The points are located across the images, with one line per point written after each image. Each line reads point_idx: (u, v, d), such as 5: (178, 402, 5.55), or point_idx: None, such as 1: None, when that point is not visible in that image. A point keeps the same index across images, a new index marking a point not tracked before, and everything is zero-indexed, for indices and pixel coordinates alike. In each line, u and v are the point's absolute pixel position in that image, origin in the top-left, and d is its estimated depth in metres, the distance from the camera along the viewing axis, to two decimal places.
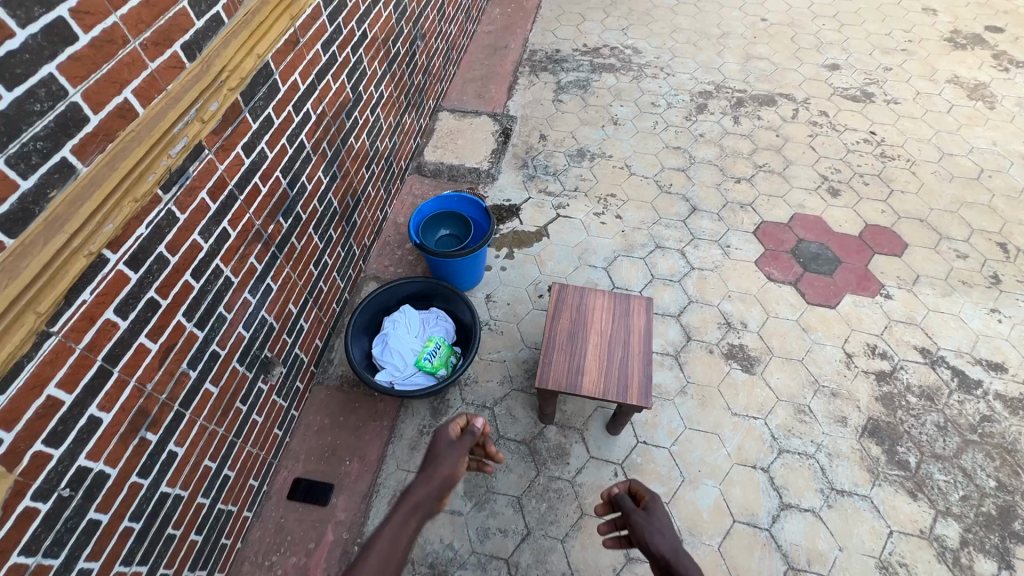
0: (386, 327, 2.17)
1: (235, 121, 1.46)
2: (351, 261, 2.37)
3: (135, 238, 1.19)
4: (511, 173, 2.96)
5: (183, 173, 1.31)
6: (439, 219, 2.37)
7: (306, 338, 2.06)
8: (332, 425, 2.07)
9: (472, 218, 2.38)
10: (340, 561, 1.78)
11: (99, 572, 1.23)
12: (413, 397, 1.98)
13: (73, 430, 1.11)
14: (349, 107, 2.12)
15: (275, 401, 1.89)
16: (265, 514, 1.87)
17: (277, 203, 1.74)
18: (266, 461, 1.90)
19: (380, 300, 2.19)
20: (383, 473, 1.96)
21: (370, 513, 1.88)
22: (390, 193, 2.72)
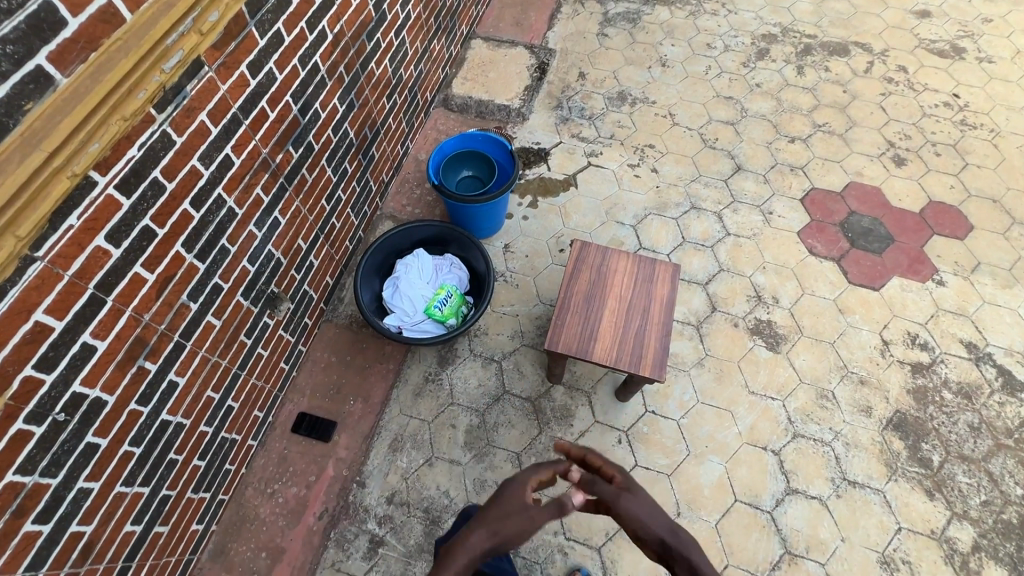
0: (398, 270, 2.11)
1: (240, 36, 1.33)
2: (367, 197, 2.28)
3: (125, 161, 1.11)
4: (543, 114, 2.75)
5: (180, 92, 1.20)
6: (461, 158, 2.21)
7: (316, 275, 2.01)
8: (339, 364, 2.06)
9: (496, 159, 2.22)
10: (338, 496, 1.83)
11: (99, 492, 1.27)
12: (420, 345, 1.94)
13: (66, 357, 1.09)
14: (371, 27, 1.94)
15: (281, 336, 1.88)
16: (270, 444, 1.92)
17: (287, 130, 1.62)
18: (272, 394, 1.92)
19: (393, 241, 2.11)
20: (386, 416, 1.97)
21: (370, 453, 1.90)
22: (412, 127, 2.56)
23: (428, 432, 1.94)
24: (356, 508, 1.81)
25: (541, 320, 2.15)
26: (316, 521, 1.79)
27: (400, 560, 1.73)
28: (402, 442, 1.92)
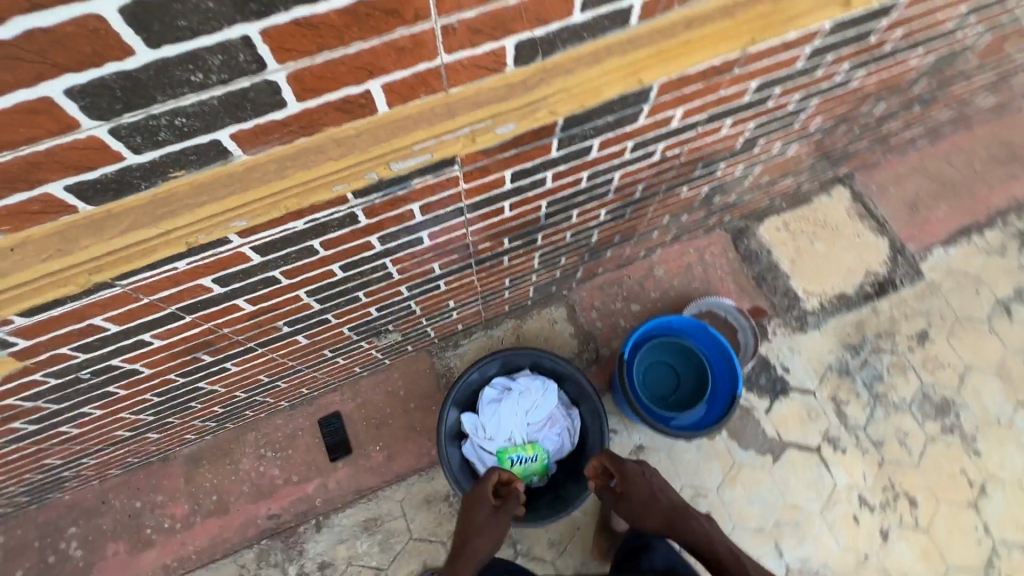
0: (520, 384, 1.75)
1: (530, 146, 0.92)
2: (562, 280, 1.86)
3: (281, 230, 0.84)
4: (827, 339, 1.97)
5: (402, 183, 0.86)
6: (680, 351, 1.68)
7: (446, 322, 1.74)
8: (400, 403, 1.86)
9: (710, 389, 1.64)
10: (296, 515, 1.73)
11: (100, 415, 1.23)
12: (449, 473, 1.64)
13: (112, 345, 0.96)
14: (720, 157, 1.38)
15: (369, 353, 1.68)
16: (295, 414, 1.83)
17: (515, 226, 1.24)
18: (328, 381, 1.79)
19: (541, 360, 1.73)
20: (388, 490, 1.76)
21: (348, 508, 1.74)
22: (676, 238, 1.99)
23: (402, 544, 1.70)
24: (296, 540, 1.70)
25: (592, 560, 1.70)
26: (265, 516, 1.72)
27: None
28: (376, 528, 1.72)
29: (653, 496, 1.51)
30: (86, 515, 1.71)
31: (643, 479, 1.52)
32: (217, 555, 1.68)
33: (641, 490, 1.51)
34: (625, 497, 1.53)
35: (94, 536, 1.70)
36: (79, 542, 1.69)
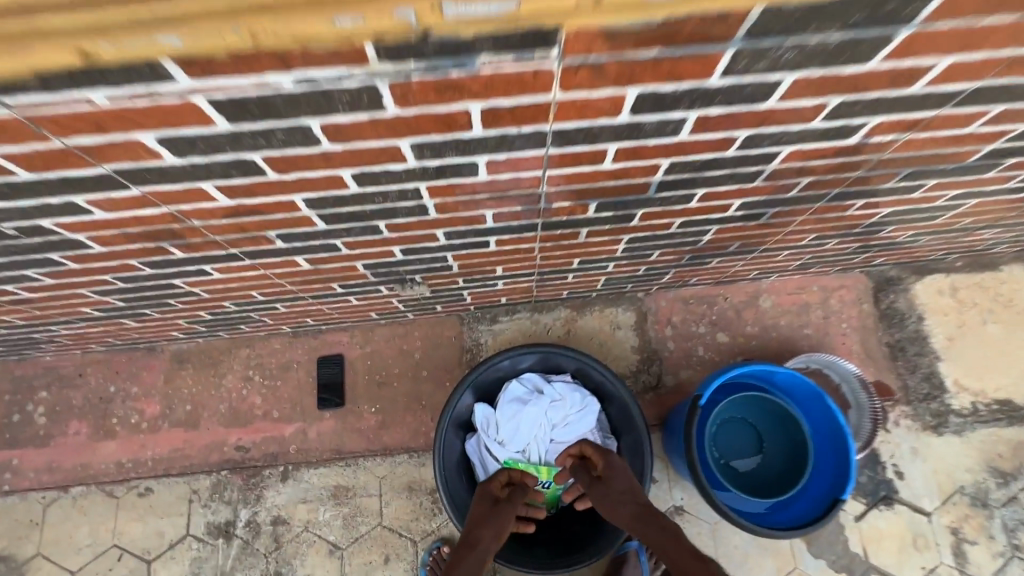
0: (555, 392, 1.40)
1: (682, 51, 0.55)
2: (642, 281, 1.48)
3: (256, 84, 0.53)
4: (967, 453, 1.48)
5: (462, 57, 0.52)
6: (782, 431, 1.23)
7: (488, 292, 1.41)
8: (412, 367, 1.58)
9: (794, 499, 1.15)
10: (265, 455, 1.51)
11: (53, 283, 1.02)
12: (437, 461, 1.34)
13: (33, 199, 0.72)
14: (933, 168, 0.93)
15: (389, 302, 1.39)
16: (297, 343, 1.61)
17: (612, 189, 0.87)
18: (339, 319, 1.53)
19: (593, 373, 1.39)
20: (370, 461, 1.50)
21: (322, 466, 1.50)
22: (801, 268, 1.54)
23: (367, 527, 1.45)
24: (257, 484, 1.48)
25: None
26: (233, 446, 1.52)
27: (213, 572, 1.41)
28: (346, 499, 1.47)
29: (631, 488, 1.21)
30: (60, 383, 1.58)
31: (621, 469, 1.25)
32: (173, 470, 1.50)
33: (615, 478, 1.23)
34: (596, 486, 1.24)
35: (62, 408, 1.56)
36: (46, 410, 1.56)
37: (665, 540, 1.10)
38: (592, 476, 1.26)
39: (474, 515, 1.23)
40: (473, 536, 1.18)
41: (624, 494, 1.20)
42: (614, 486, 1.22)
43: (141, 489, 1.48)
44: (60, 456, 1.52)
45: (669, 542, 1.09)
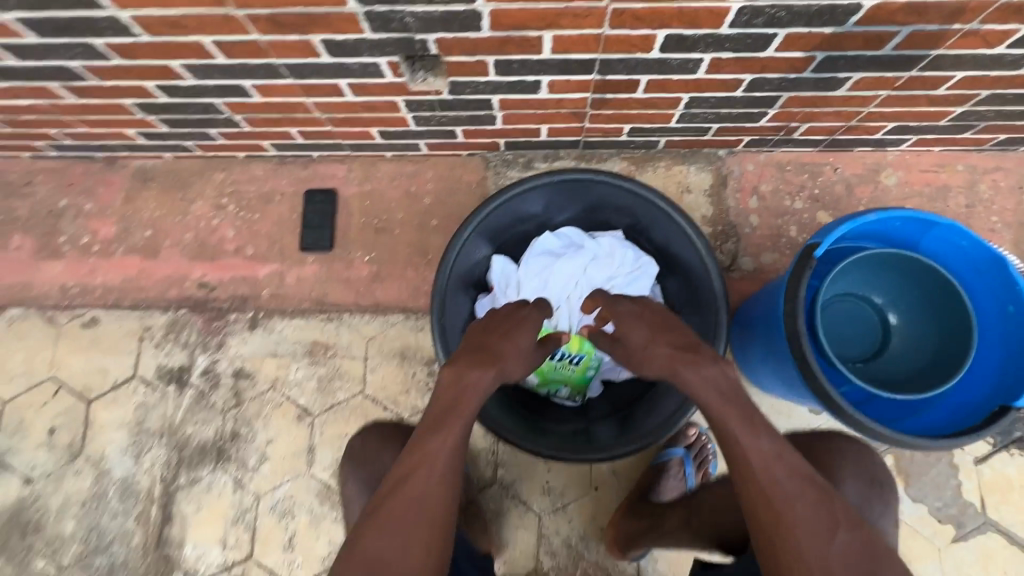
0: (599, 247, 1.06)
1: None
2: (735, 119, 1.09)
3: None
4: None
5: None
6: (919, 318, 0.87)
7: (527, 107, 1.06)
8: (419, 214, 1.26)
9: (934, 412, 0.81)
10: (233, 297, 1.23)
11: None
12: (433, 304, 0.99)
13: None
14: None
15: (396, 105, 1.05)
16: (283, 171, 1.30)
17: None
18: (334, 138, 1.20)
19: (657, 219, 1.02)
20: (358, 318, 1.21)
21: (300, 317, 1.22)
22: (954, 130, 1.13)
23: (346, 394, 1.18)
24: (220, 328, 1.22)
25: (598, 541, 1.09)
26: (196, 282, 1.24)
27: (160, 422, 1.17)
28: (324, 359, 1.19)
29: (654, 340, 0.88)
30: (3, 190, 1.31)
31: (643, 320, 0.91)
32: (125, 302, 1.24)
33: (631, 333, 0.91)
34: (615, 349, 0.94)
35: (4, 218, 1.30)
36: None
37: (709, 398, 0.79)
38: (613, 337, 0.95)
39: (515, 333, 0.91)
40: (499, 353, 0.87)
41: (646, 346, 0.88)
42: (631, 343, 0.90)
43: (86, 319, 1.23)
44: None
45: (711, 401, 0.79)
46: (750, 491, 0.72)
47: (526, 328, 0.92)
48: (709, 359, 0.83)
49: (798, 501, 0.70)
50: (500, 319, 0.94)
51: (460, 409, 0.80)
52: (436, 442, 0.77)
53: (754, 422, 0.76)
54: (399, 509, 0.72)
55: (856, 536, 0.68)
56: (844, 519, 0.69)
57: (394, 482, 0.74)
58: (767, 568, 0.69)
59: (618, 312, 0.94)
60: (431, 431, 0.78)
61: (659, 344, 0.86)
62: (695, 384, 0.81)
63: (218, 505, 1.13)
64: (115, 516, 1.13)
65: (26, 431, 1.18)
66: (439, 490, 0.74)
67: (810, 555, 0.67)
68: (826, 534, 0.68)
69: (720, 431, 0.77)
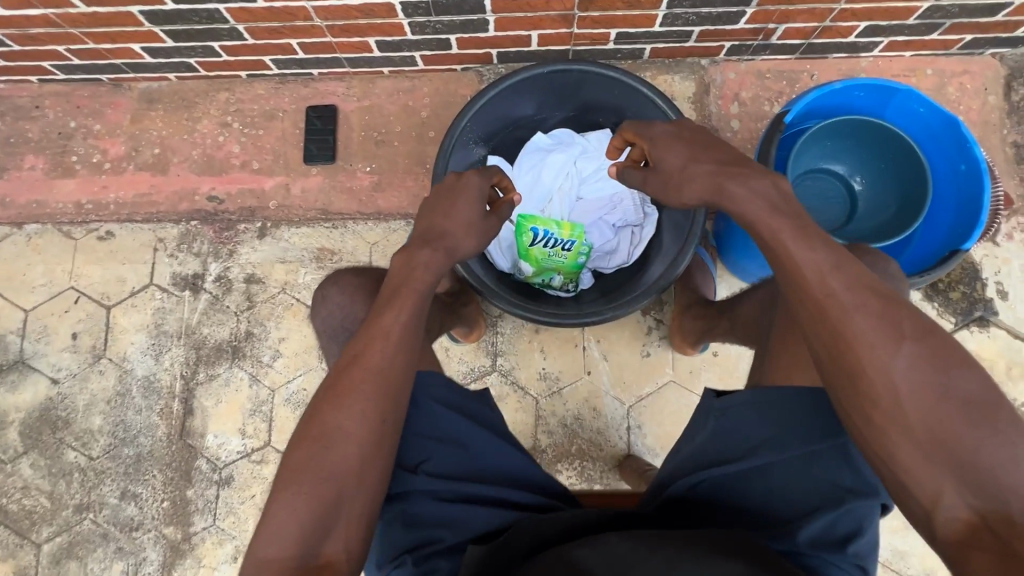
0: (589, 142, 1.12)
1: None
2: (715, 19, 1.15)
3: None
4: None
5: None
6: (881, 182, 0.95)
7: (518, 10, 1.11)
8: (417, 127, 1.32)
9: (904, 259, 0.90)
10: (241, 209, 1.30)
11: None
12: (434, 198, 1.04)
13: None
14: None
15: (392, 10, 1.10)
16: (285, 90, 1.35)
17: None
18: (333, 52, 1.25)
19: (643, 109, 1.07)
20: (362, 224, 1.28)
21: (308, 225, 1.28)
22: (923, 30, 1.19)
23: None
24: (230, 238, 1.28)
25: (592, 420, 1.17)
26: (205, 195, 1.30)
27: (178, 324, 1.24)
28: (331, 263, 1.26)
29: (692, 158, 0.79)
30: (14, 113, 1.35)
31: (677, 142, 0.82)
32: (138, 216, 1.30)
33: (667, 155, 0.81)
34: (649, 180, 0.85)
35: (16, 139, 1.34)
36: None
37: (758, 213, 0.73)
38: (642, 172, 0.87)
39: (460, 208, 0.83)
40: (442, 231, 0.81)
41: (685, 167, 0.79)
42: (668, 168, 0.81)
43: (102, 233, 1.29)
44: (14, 190, 1.32)
45: (762, 216, 0.72)
46: (812, 321, 0.68)
47: (468, 200, 0.84)
48: (758, 173, 0.75)
49: (861, 317, 0.64)
50: (452, 187, 0.85)
51: (408, 289, 0.76)
52: (389, 317, 0.74)
53: (811, 236, 0.69)
54: (357, 384, 0.70)
55: (932, 351, 0.62)
56: (912, 332, 0.63)
57: (348, 360, 0.72)
58: (846, 401, 0.65)
59: (649, 137, 0.86)
60: (381, 308, 0.75)
61: (697, 164, 0.78)
62: (742, 197, 0.73)
63: (236, 398, 1.21)
64: (139, 411, 1.21)
65: (49, 336, 1.25)
66: (394, 366, 0.72)
67: (874, 377, 0.62)
68: (891, 349, 0.62)
69: (770, 241, 0.71)
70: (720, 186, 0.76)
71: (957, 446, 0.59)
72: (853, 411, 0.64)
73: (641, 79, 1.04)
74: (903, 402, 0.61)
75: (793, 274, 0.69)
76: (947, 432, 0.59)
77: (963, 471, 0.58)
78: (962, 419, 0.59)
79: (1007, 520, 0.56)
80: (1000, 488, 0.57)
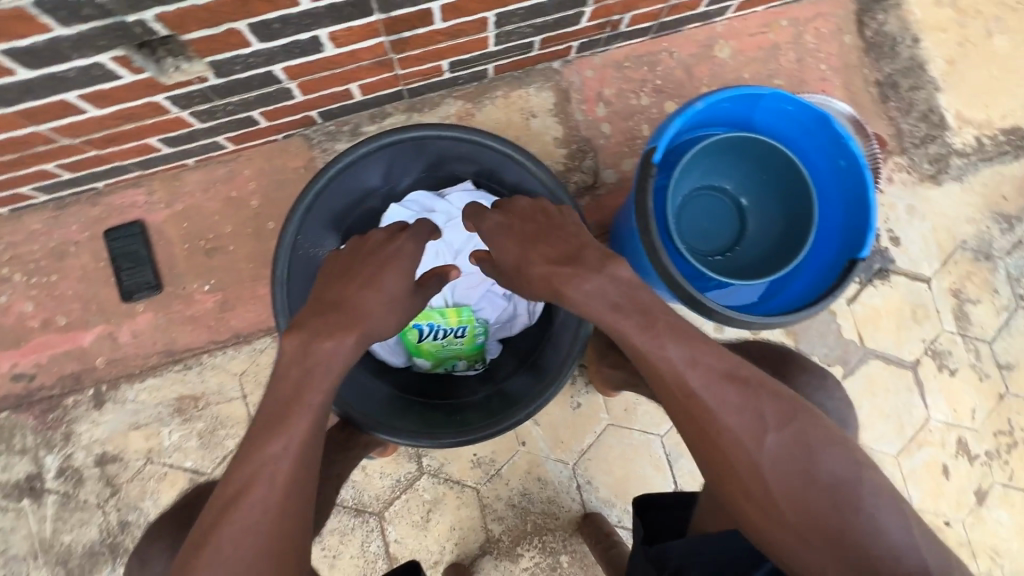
0: (452, 206, 0.99)
1: None
2: (555, 25, 0.99)
3: None
4: (971, 200, 1.21)
5: None
6: (767, 194, 0.89)
7: (322, 70, 0.90)
8: (250, 221, 1.09)
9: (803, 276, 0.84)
10: (62, 379, 1.04)
11: None
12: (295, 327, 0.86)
13: None
14: None
15: (161, 107, 0.86)
16: (69, 215, 1.07)
17: None
18: (109, 163, 0.99)
19: (499, 161, 0.93)
20: (220, 355, 1.07)
21: (154, 374, 1.06)
22: None
23: (235, 442, 1.06)
24: (60, 417, 1.04)
25: (539, 491, 1.09)
26: (7, 376, 1.04)
27: (28, 543, 1.01)
28: (197, 412, 1.06)
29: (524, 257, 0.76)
30: None
31: (509, 234, 0.79)
32: None
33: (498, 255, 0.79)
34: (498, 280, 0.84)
35: None
36: None
37: (602, 311, 0.69)
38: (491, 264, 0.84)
39: (359, 274, 0.77)
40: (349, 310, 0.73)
41: (520, 268, 0.76)
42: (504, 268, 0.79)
43: None
44: None
45: (603, 313, 0.69)
46: (682, 422, 0.65)
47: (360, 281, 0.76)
48: (591, 270, 0.71)
49: (728, 414, 0.62)
50: (365, 256, 0.80)
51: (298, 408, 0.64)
52: (275, 448, 0.61)
53: (675, 329, 0.66)
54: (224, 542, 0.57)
55: (796, 437, 0.61)
56: (774, 420, 0.62)
57: (219, 512, 0.59)
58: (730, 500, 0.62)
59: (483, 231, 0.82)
60: (270, 429, 0.62)
61: (531, 261, 0.75)
62: (580, 301, 0.70)
63: None
64: None
65: None
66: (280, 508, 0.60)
67: (747, 474, 0.60)
68: (758, 443, 0.61)
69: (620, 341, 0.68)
70: (557, 288, 0.72)
71: (833, 530, 0.57)
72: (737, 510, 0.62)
73: (486, 131, 0.89)
74: (775, 496, 0.59)
75: (642, 361, 0.66)
76: (818, 514, 0.58)
77: (840, 557, 0.56)
78: (832, 505, 0.58)
79: None
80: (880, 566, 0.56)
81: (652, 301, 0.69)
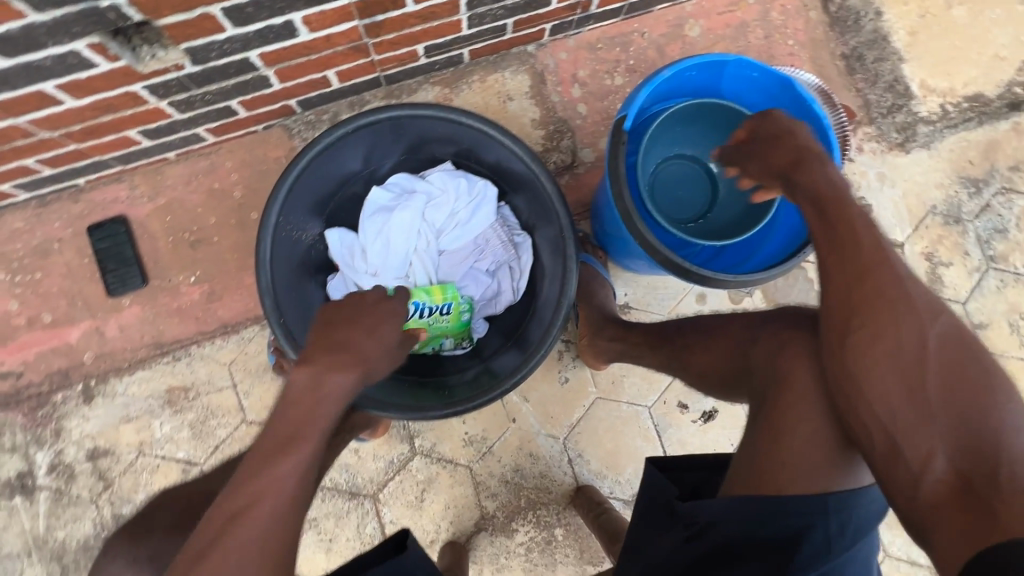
0: (432, 186, 1.00)
1: None
2: (526, 7, 1.02)
3: None
4: (939, 166, 1.25)
5: None
6: None
7: (299, 56, 0.92)
8: (234, 212, 1.10)
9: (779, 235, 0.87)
10: (50, 375, 1.05)
11: None
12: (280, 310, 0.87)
13: None
14: None
15: (140, 97, 0.87)
16: (51, 212, 1.07)
17: None
18: (90, 157, 1.00)
19: (479, 142, 0.94)
20: (208, 346, 1.07)
21: (143, 368, 1.06)
22: None
23: (227, 431, 1.06)
24: (50, 414, 1.04)
25: (532, 466, 1.11)
26: None
27: (21, 540, 1.01)
28: (187, 403, 1.06)
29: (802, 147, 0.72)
30: None
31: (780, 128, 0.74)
32: None
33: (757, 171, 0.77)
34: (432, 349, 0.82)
35: None
36: None
37: (823, 197, 0.67)
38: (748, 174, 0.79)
39: (364, 319, 0.73)
40: (354, 354, 0.69)
41: (785, 147, 0.73)
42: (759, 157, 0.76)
43: None
44: None
45: (817, 189, 0.68)
46: (854, 273, 0.62)
47: (358, 328, 0.72)
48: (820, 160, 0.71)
49: (907, 280, 0.61)
50: (366, 307, 0.76)
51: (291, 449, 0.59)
52: (283, 469, 0.57)
53: (862, 211, 0.66)
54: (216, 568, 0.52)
55: (953, 333, 0.60)
56: (947, 313, 0.61)
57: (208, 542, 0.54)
58: (862, 365, 0.60)
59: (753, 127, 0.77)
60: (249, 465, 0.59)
61: (807, 140, 0.72)
62: (812, 176, 0.69)
63: None
64: None
65: None
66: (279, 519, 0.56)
67: (906, 341, 0.59)
68: (925, 321, 0.60)
69: (817, 198, 0.68)
70: (798, 162, 0.71)
71: (968, 417, 0.55)
72: (868, 374, 0.60)
73: (466, 111, 0.90)
74: (924, 368, 0.58)
75: (836, 221, 0.65)
76: (959, 401, 0.56)
77: (961, 437, 0.55)
78: (973, 400, 0.56)
79: (990, 483, 0.52)
80: (993, 454, 0.53)
81: (841, 193, 0.67)
